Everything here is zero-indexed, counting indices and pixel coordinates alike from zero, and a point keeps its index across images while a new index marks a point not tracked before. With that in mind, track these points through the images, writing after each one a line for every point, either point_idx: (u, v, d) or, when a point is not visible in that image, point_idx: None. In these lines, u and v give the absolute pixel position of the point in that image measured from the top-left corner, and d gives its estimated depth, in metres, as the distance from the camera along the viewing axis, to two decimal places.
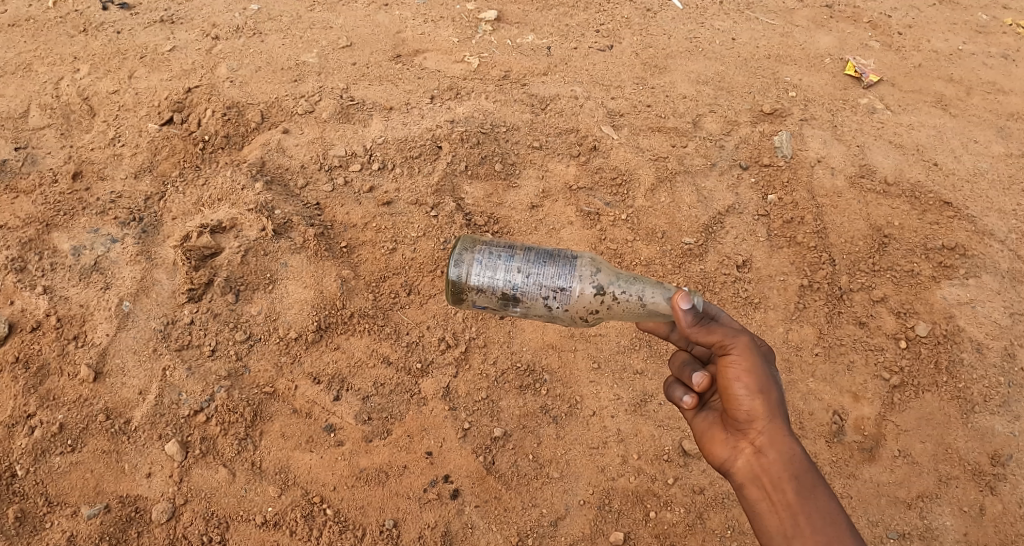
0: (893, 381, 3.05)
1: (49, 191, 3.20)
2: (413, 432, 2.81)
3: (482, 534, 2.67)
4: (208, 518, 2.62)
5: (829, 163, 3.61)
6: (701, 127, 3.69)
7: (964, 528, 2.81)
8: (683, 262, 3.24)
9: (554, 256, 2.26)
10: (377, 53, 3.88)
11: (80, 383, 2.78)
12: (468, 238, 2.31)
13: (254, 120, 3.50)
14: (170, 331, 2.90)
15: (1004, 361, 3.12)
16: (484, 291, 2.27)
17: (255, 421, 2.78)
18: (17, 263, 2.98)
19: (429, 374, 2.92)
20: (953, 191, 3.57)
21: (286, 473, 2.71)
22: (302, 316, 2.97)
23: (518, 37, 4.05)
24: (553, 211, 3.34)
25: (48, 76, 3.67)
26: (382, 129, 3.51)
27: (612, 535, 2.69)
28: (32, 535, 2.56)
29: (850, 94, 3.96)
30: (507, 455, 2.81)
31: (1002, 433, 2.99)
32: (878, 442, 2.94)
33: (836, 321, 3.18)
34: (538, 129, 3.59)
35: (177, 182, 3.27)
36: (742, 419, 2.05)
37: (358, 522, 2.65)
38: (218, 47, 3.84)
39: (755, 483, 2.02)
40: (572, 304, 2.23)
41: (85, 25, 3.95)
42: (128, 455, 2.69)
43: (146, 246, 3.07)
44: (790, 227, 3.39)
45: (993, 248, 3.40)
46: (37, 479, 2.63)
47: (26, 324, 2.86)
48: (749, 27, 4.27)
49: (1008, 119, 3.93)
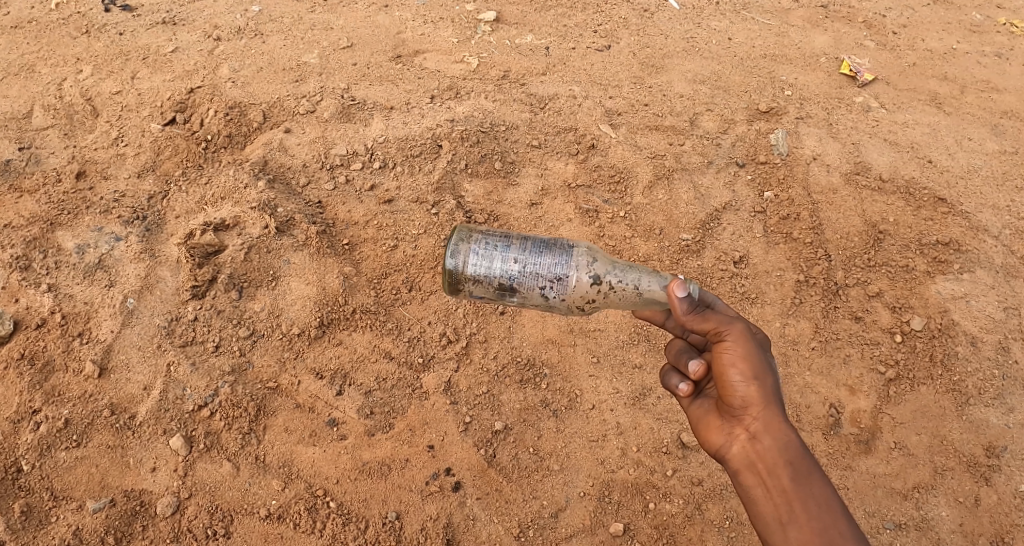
0: (889, 374, 3.09)
1: (53, 191, 3.24)
2: (415, 426, 2.84)
3: (483, 525, 2.70)
4: (212, 511, 2.66)
5: (824, 161, 3.65)
6: (698, 125, 3.74)
7: (960, 518, 2.84)
8: (680, 258, 3.29)
9: (551, 246, 2.29)
10: (377, 54, 3.93)
11: (85, 379, 2.81)
12: (464, 229, 2.35)
13: (256, 120, 3.54)
14: (174, 327, 2.93)
15: (997, 354, 3.16)
16: (481, 281, 2.31)
17: (258, 416, 2.82)
18: (22, 261, 3.01)
19: (431, 369, 2.96)
20: (948, 188, 3.62)
21: (289, 466, 2.75)
22: (305, 312, 3.01)
23: (517, 38, 4.09)
24: (552, 209, 3.38)
25: (51, 77, 3.71)
26: (383, 128, 3.55)
27: (612, 526, 2.72)
28: (38, 529, 2.59)
29: (845, 93, 4.00)
30: (508, 448, 2.85)
31: (997, 425, 3.03)
32: (875, 435, 2.98)
33: (832, 315, 3.22)
34: (537, 128, 3.63)
35: (180, 181, 3.31)
36: (738, 406, 2.08)
37: (361, 514, 2.68)
38: (220, 49, 3.88)
39: (750, 469, 2.05)
40: (569, 293, 2.27)
41: (87, 26, 3.99)
42: (134, 450, 2.73)
43: (149, 244, 3.10)
44: (786, 223, 3.43)
45: (987, 243, 3.45)
46: (43, 474, 2.67)
47: (31, 321, 2.90)
48: (745, 27, 4.32)
49: (1001, 117, 3.98)
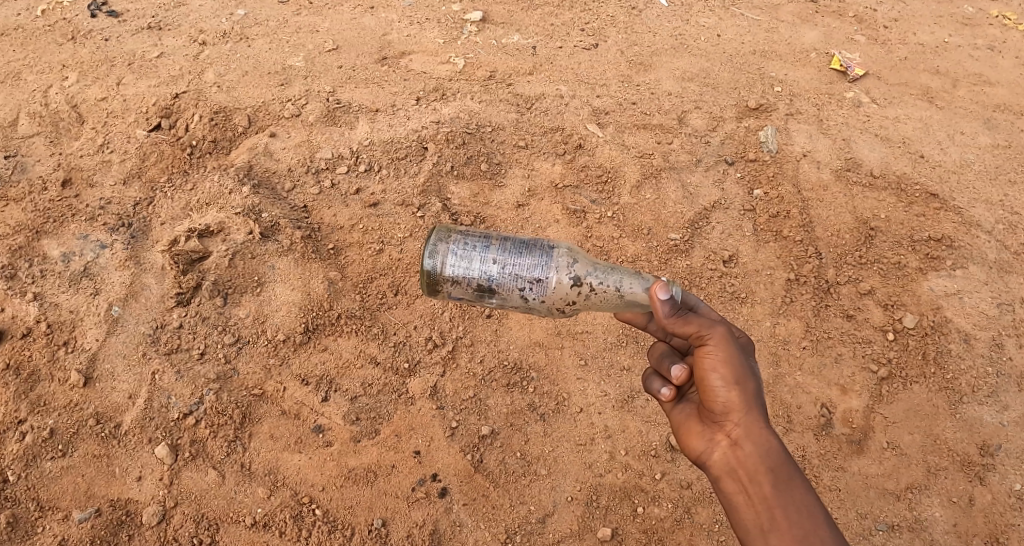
0: (881, 373, 3.05)
1: (39, 199, 3.22)
2: (401, 432, 2.82)
3: (471, 532, 2.68)
4: (198, 520, 2.63)
5: (815, 158, 3.62)
6: (687, 123, 3.71)
7: (954, 518, 2.81)
8: (669, 258, 3.26)
9: (531, 247, 2.27)
10: (363, 56, 3.90)
11: (71, 388, 2.79)
12: (443, 229, 2.32)
13: (241, 125, 3.51)
14: (159, 335, 2.91)
15: (991, 351, 3.13)
16: (460, 282, 2.29)
17: (243, 423, 2.79)
18: (8, 270, 3.00)
19: (417, 373, 2.93)
20: (940, 183, 3.58)
21: (275, 474, 2.72)
22: (290, 318, 2.98)
23: (504, 38, 4.07)
24: (539, 210, 3.35)
25: (37, 85, 3.69)
26: (368, 131, 3.53)
27: (601, 531, 2.70)
28: (24, 540, 2.57)
29: (836, 88, 3.97)
30: (495, 452, 2.82)
31: (991, 423, 2.99)
32: (867, 435, 2.94)
33: (823, 314, 3.19)
34: (523, 128, 3.61)
35: (166, 187, 3.28)
36: (719, 411, 2.06)
37: (347, 522, 2.66)
38: (206, 53, 3.86)
39: (731, 475, 2.03)
40: (549, 295, 2.25)
41: (73, 33, 3.96)
42: (119, 459, 2.70)
43: (135, 251, 3.08)
44: (775, 221, 3.40)
45: (980, 239, 3.41)
46: (28, 484, 2.64)
47: (16, 330, 2.88)
48: (734, 23, 4.29)
49: (994, 110, 3.94)
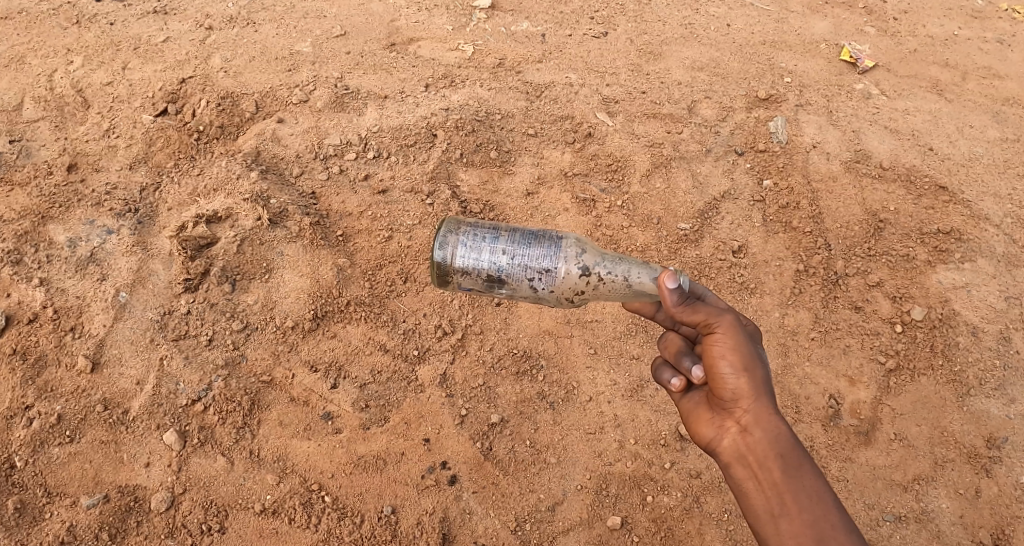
0: (889, 365, 3.05)
1: (44, 183, 3.18)
2: (410, 419, 2.82)
3: (480, 519, 2.69)
4: (207, 507, 2.63)
5: (824, 148, 3.61)
6: (697, 113, 3.69)
7: (961, 510, 2.82)
8: (678, 248, 3.26)
9: (539, 238, 2.26)
10: (371, 42, 3.87)
11: (78, 374, 2.78)
12: (452, 221, 2.32)
13: (249, 110, 3.49)
14: (167, 321, 2.90)
15: (1000, 344, 3.13)
16: (470, 273, 2.28)
17: (253, 410, 2.78)
18: (14, 255, 2.97)
19: (426, 361, 2.93)
20: (949, 175, 3.58)
21: (285, 461, 2.72)
22: (299, 305, 2.97)
23: (513, 25, 4.04)
24: (548, 198, 3.34)
25: (42, 68, 3.65)
26: (376, 117, 3.51)
27: (610, 519, 2.70)
28: (32, 526, 2.57)
29: (846, 80, 3.96)
30: (505, 440, 2.82)
31: (998, 416, 3.00)
32: (875, 426, 2.95)
33: (832, 306, 3.19)
34: (532, 117, 3.59)
35: (172, 173, 3.26)
36: (728, 398, 2.07)
37: (357, 508, 2.66)
38: (212, 38, 3.83)
39: (741, 461, 2.04)
40: (557, 285, 2.24)
41: (77, 17, 3.92)
42: (128, 445, 2.70)
43: (141, 237, 3.07)
44: (785, 212, 3.39)
45: (988, 231, 3.40)
46: (35, 470, 2.64)
47: (23, 316, 2.86)
48: (744, 13, 4.27)
49: (1003, 104, 3.93)
